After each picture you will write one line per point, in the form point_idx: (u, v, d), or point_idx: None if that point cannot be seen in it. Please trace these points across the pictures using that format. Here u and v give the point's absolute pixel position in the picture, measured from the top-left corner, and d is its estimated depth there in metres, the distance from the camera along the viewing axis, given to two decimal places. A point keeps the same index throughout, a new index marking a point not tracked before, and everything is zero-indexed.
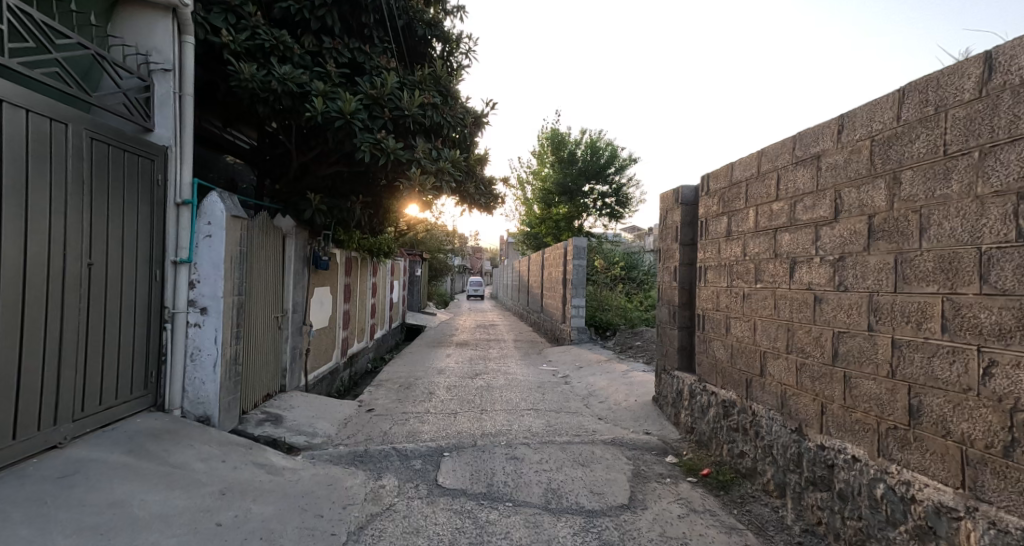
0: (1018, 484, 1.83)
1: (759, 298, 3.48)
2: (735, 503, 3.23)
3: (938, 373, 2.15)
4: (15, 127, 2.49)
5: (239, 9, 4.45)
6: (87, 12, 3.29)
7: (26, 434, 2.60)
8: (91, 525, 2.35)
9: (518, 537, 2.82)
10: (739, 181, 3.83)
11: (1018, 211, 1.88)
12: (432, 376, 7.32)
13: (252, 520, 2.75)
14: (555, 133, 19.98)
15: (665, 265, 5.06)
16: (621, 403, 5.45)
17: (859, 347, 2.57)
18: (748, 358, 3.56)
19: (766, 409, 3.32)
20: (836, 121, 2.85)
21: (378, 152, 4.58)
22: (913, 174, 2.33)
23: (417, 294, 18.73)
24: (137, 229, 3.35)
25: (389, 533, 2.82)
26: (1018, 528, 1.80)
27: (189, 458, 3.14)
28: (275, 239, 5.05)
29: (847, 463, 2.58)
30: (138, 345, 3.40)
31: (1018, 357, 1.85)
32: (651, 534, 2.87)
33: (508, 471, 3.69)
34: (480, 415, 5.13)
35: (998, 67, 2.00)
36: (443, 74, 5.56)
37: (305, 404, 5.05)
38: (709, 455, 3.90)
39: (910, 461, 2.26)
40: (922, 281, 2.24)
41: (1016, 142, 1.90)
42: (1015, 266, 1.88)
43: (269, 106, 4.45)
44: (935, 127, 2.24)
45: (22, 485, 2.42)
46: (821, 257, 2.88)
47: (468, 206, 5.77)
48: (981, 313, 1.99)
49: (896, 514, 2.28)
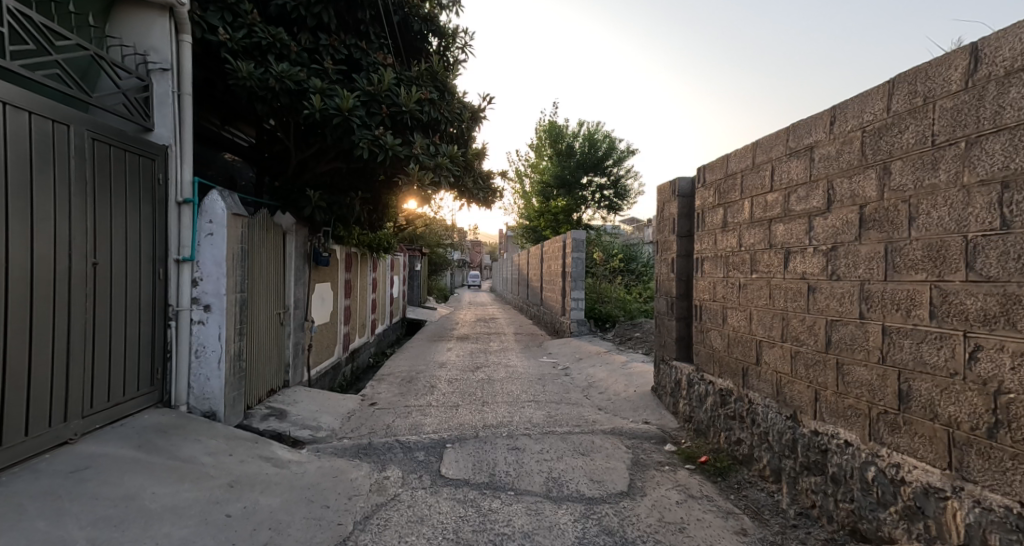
0: (1000, 463, 1.91)
1: (754, 289, 3.54)
2: (732, 488, 3.31)
3: (926, 357, 2.20)
4: (18, 129, 2.53)
5: (235, 7, 4.46)
6: (85, 13, 3.33)
7: (37, 431, 2.66)
8: (105, 517, 2.42)
9: (520, 524, 2.89)
10: (734, 172, 3.88)
11: (1003, 201, 1.94)
12: (433, 370, 7.37)
13: (261, 511, 2.82)
14: (554, 126, 20.08)
15: (663, 256, 5.12)
16: (620, 392, 5.54)
17: (850, 336, 2.63)
18: (744, 347, 3.62)
19: (762, 396, 3.37)
20: (828, 112, 2.89)
21: (377, 148, 4.63)
22: (902, 165, 2.38)
23: (417, 288, 18.63)
24: (139, 228, 3.39)
25: (394, 523, 2.89)
26: (1001, 506, 1.89)
27: (197, 452, 3.21)
28: (275, 237, 5.09)
29: (839, 448, 2.65)
30: (144, 341, 3.45)
31: (1003, 342, 1.92)
32: (650, 520, 2.94)
33: (509, 461, 3.76)
34: (481, 408, 5.19)
35: (982, 59, 2.05)
36: (440, 69, 5.52)
37: (308, 399, 5.12)
38: (707, 443, 3.97)
39: (899, 444, 2.32)
40: (911, 270, 2.29)
41: (999, 133, 1.96)
42: (1000, 254, 1.94)
43: (267, 104, 4.48)
44: (923, 118, 2.28)
45: (36, 479, 2.49)
46: (813, 247, 2.94)
47: (466, 201, 5.81)
48: (966, 300, 2.05)
49: (886, 496, 2.35)
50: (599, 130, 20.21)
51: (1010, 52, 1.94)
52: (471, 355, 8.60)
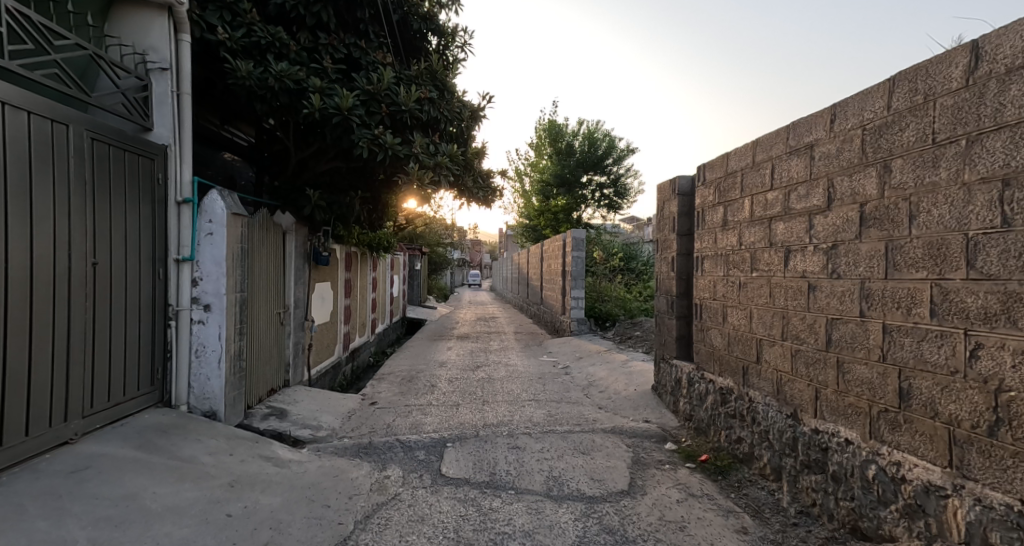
0: (1001, 461, 1.91)
1: (755, 287, 3.54)
2: (732, 487, 3.31)
3: (926, 356, 2.20)
4: (17, 129, 2.53)
5: (234, 6, 4.45)
6: (83, 12, 3.32)
7: (37, 431, 2.66)
8: (106, 517, 2.42)
9: (521, 523, 2.89)
10: (734, 171, 3.88)
11: (1004, 198, 1.94)
12: (433, 369, 7.37)
13: (262, 511, 2.82)
14: (554, 125, 20.06)
15: (663, 255, 5.12)
16: (620, 391, 5.53)
17: (851, 334, 2.63)
18: (745, 345, 3.62)
19: (763, 395, 3.37)
20: (828, 110, 2.88)
21: (377, 147, 4.63)
22: (902, 163, 2.38)
23: (417, 287, 18.63)
24: (139, 228, 3.39)
25: (395, 522, 2.89)
26: (1002, 504, 1.89)
27: (198, 452, 3.21)
28: (275, 236, 5.09)
29: (839, 446, 2.65)
30: (144, 341, 3.45)
31: (1004, 339, 1.92)
32: (651, 518, 2.94)
33: (510, 460, 3.76)
34: (481, 407, 5.19)
35: (983, 56, 2.04)
36: (439, 68, 5.50)
37: (308, 399, 5.12)
38: (707, 441, 3.96)
39: (900, 442, 2.32)
40: (912, 268, 2.29)
41: (1000, 130, 1.96)
42: (1001, 252, 1.94)
43: (267, 104, 4.47)
44: (923, 116, 2.28)
45: (36, 479, 2.49)
46: (813, 245, 2.93)
47: (466, 200, 5.80)
48: (967, 298, 2.05)
49: (886, 494, 2.35)
50: (599, 129, 20.20)
51: (1011, 49, 1.94)
52: (471, 355, 8.60)
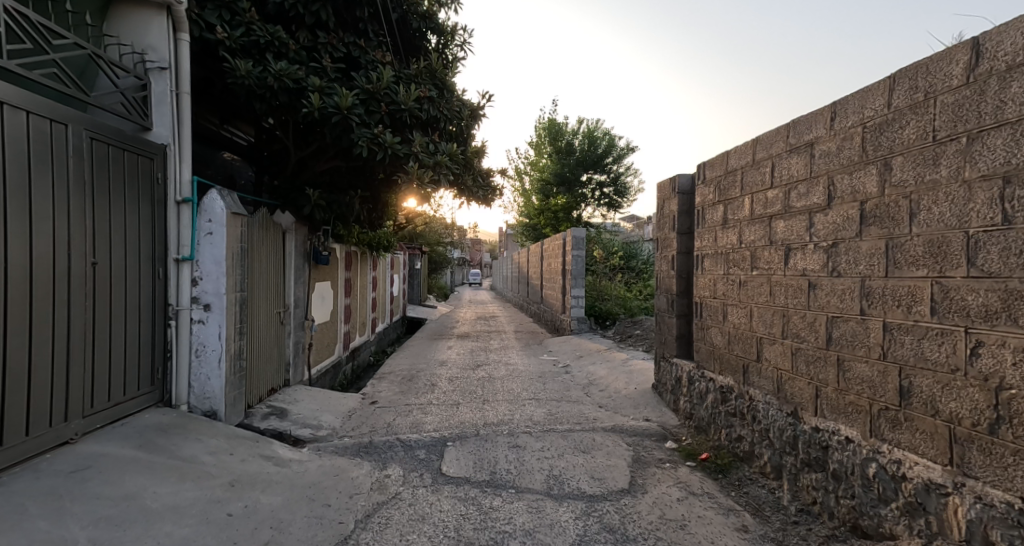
0: (1002, 459, 1.91)
1: (755, 286, 3.54)
2: (732, 485, 3.31)
3: (927, 354, 2.20)
4: (16, 129, 2.52)
5: (233, 5, 4.44)
6: (82, 12, 3.31)
7: (37, 431, 2.66)
8: (107, 517, 2.42)
9: (522, 522, 2.89)
10: (734, 169, 3.87)
11: (1004, 196, 1.93)
12: (434, 368, 7.37)
13: (262, 510, 2.82)
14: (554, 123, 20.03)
15: (663, 253, 5.11)
16: (621, 390, 5.54)
17: (851, 332, 2.63)
18: (745, 344, 3.61)
19: (763, 393, 3.37)
20: (828, 108, 2.88)
21: (376, 146, 4.63)
22: (903, 161, 2.37)
23: (417, 286, 18.64)
24: (138, 227, 3.38)
25: (395, 521, 2.89)
26: (1003, 502, 1.89)
27: (198, 451, 3.21)
28: (275, 235, 5.08)
29: (840, 445, 2.65)
30: (144, 341, 3.45)
31: (1004, 337, 1.91)
32: (651, 517, 2.94)
33: (510, 459, 3.76)
34: (482, 406, 5.19)
35: (984, 53, 2.04)
36: (438, 66, 5.49)
37: (308, 398, 5.12)
38: (708, 439, 3.96)
39: (900, 440, 2.32)
40: (912, 266, 2.29)
41: (1001, 128, 1.96)
42: (1002, 250, 1.93)
43: (266, 103, 4.47)
44: (924, 113, 2.27)
45: (37, 479, 2.49)
46: (814, 243, 2.93)
47: (466, 199, 5.80)
48: (967, 295, 2.05)
49: (887, 492, 2.35)
50: (599, 127, 20.18)
51: (1012, 46, 1.93)
52: (471, 354, 8.60)
